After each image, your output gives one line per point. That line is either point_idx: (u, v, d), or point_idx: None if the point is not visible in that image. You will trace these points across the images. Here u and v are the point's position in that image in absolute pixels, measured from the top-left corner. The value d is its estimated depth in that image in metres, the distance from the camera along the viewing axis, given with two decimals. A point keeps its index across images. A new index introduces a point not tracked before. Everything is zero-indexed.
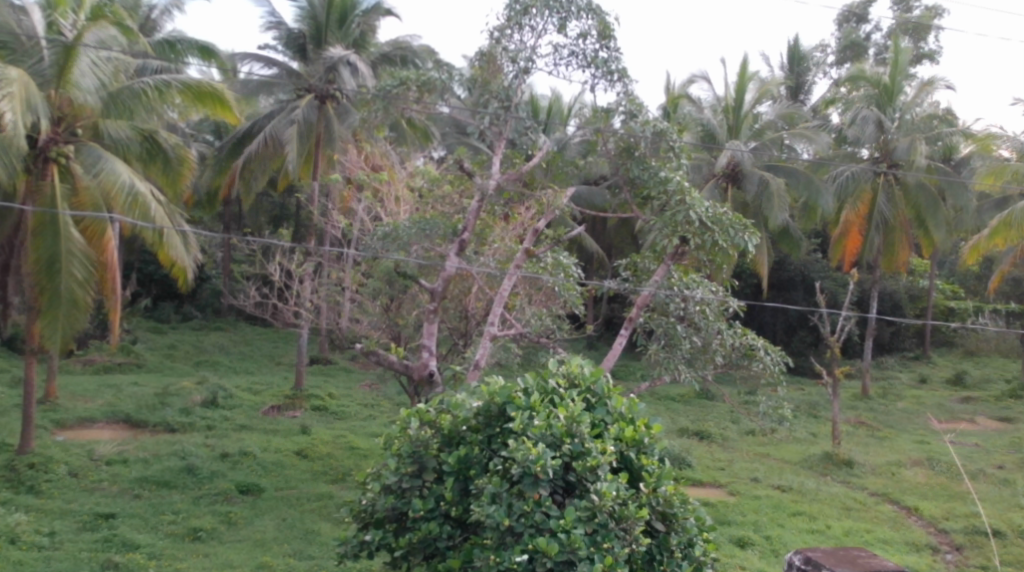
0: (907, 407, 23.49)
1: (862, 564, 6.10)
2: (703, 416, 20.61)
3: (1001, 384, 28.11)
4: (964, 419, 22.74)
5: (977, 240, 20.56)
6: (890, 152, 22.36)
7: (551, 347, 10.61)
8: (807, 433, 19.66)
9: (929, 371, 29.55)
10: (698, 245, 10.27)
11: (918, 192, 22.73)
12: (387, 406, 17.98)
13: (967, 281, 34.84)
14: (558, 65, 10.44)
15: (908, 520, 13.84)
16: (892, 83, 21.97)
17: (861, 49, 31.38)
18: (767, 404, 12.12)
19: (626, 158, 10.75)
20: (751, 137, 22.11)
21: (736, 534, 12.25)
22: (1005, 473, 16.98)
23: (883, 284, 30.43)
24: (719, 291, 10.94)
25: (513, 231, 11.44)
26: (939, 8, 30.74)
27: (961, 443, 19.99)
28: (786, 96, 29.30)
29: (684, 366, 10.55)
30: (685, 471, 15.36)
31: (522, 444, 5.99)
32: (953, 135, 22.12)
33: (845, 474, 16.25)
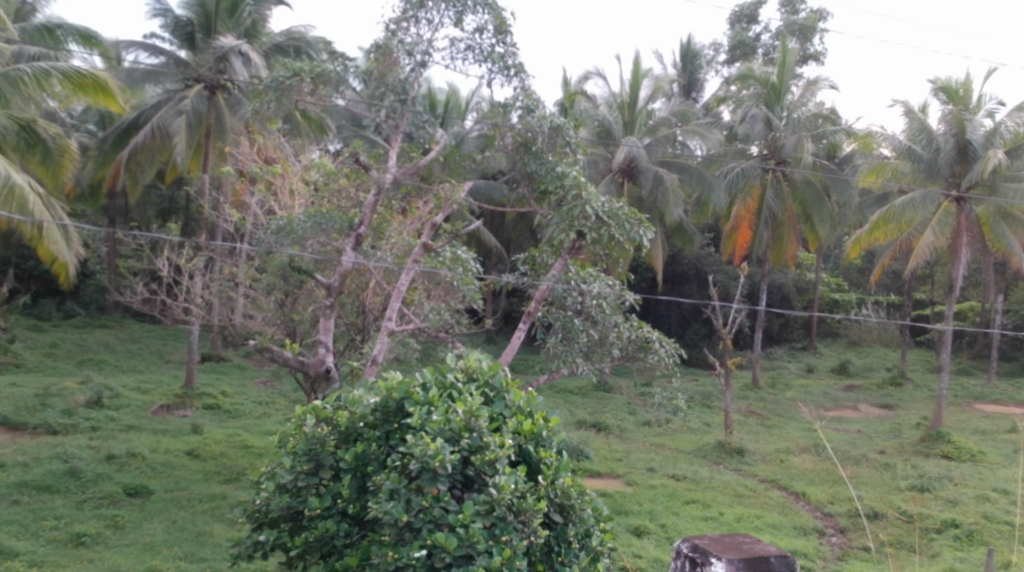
0: (795, 396, 24.29)
1: (748, 550, 6.27)
2: (600, 408, 20.88)
3: (882, 372, 29.34)
4: (847, 407, 23.64)
5: (858, 236, 21.34)
6: (779, 149, 23.18)
7: (450, 342, 10.58)
8: (700, 423, 20.14)
9: (815, 361, 30.61)
10: (595, 238, 10.38)
11: (805, 188, 23.54)
12: (282, 403, 17.67)
13: (850, 274, 36.22)
14: (455, 59, 10.40)
15: (796, 505, 14.31)
16: (780, 82, 22.63)
17: (749, 49, 32.24)
18: (662, 395, 12.36)
19: (524, 153, 10.81)
20: (646, 133, 22.51)
21: (632, 523, 12.47)
22: (886, 458, 17.74)
23: (772, 277, 31.38)
24: (616, 284, 11.08)
25: (411, 226, 11.27)
26: (824, 10, 31.82)
27: (845, 429, 20.78)
28: (678, 93, 29.87)
29: (582, 359, 10.66)
30: (583, 463, 15.54)
31: (421, 439, 5.93)
32: (838, 133, 23.03)
33: (737, 462, 16.70)
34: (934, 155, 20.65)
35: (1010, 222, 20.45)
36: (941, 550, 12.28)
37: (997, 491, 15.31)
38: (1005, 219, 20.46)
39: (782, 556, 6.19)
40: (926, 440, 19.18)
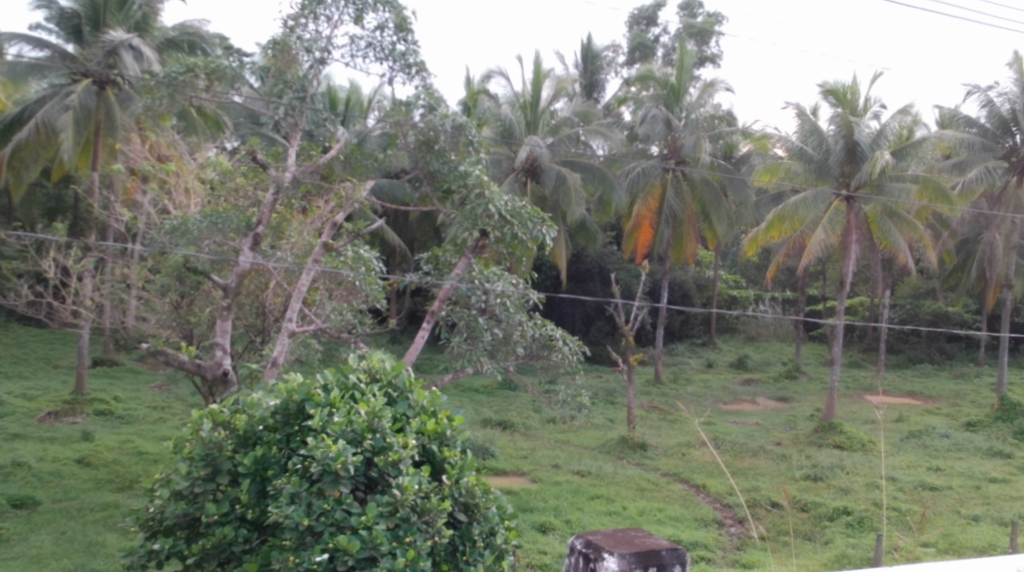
0: (695, 391, 24.80)
1: (640, 539, 6.15)
2: (505, 406, 20.96)
3: (778, 366, 30.22)
4: (745, 400, 24.27)
5: (755, 234, 21.76)
6: (678, 149, 23.73)
7: (353, 342, 10.46)
8: (604, 418, 20.39)
9: (715, 356, 31.34)
10: (498, 238, 10.44)
11: (703, 188, 24.05)
12: (179, 407, 17.23)
13: (747, 272, 37.11)
14: (356, 56, 10.27)
15: (697, 497, 14.63)
16: (678, 84, 23.11)
17: (648, 51, 32.77)
18: (566, 392, 12.50)
19: (426, 152, 10.77)
20: (548, 132, 22.58)
21: (538, 520, 12.55)
22: (783, 449, 18.28)
23: (673, 275, 31.98)
24: (519, 283, 11.13)
25: (312, 225, 11.06)
26: (720, 14, 32.58)
27: (742, 422, 21.31)
28: (580, 93, 30.16)
29: (486, 358, 10.67)
30: (489, 461, 15.56)
31: (322, 441, 5.63)
32: (734, 134, 23.63)
33: (640, 456, 16.97)
34: (824, 156, 21.35)
35: (895, 220, 21.29)
36: (834, 537, 12.70)
37: (886, 479, 15.93)
38: (891, 218, 21.30)
39: (674, 550, 6.09)
40: (820, 431, 19.81)
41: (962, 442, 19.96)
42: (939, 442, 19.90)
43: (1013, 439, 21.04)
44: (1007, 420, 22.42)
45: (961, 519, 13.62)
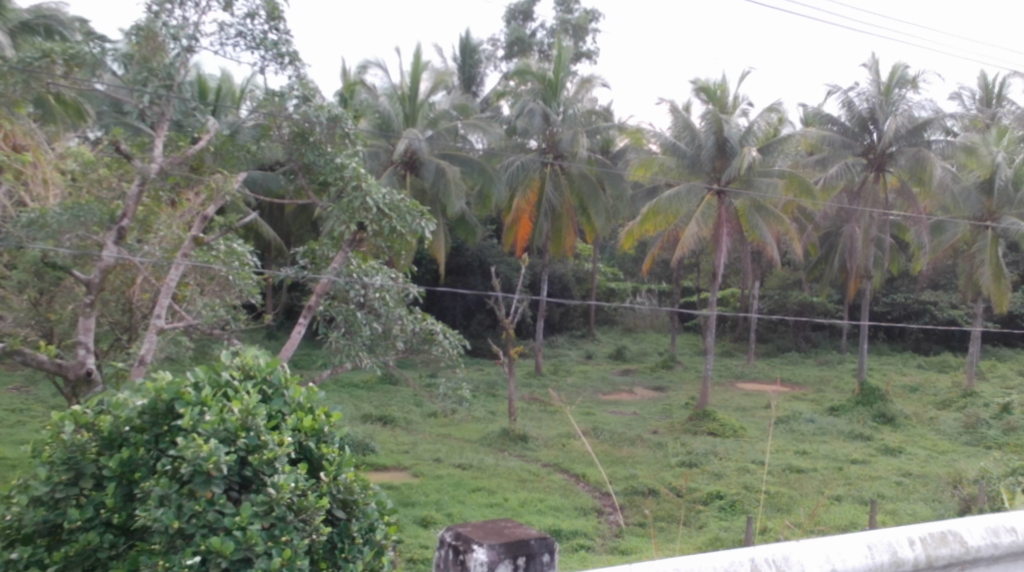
0: (574, 382, 25.15)
1: (508, 534, 4.82)
2: (385, 401, 20.80)
3: (654, 357, 30.92)
4: (624, 391, 24.76)
5: (631, 227, 22.01)
6: (556, 143, 24.10)
7: (226, 339, 10.22)
8: (485, 411, 20.46)
9: (594, 347, 31.86)
10: (376, 231, 10.23)
11: (581, 182, 24.50)
12: (40, 410, 16.47)
13: (625, 265, 37.83)
14: (225, 44, 9.99)
15: (577, 487, 14.85)
16: (556, 79, 23.46)
17: (526, 46, 32.98)
18: (448, 386, 12.50)
19: (301, 144, 10.59)
20: (427, 125, 22.23)
21: (418, 514, 12.50)
22: (659, 437, 18.72)
23: (552, 268, 32.38)
24: (398, 277, 11.08)
25: (182, 218, 10.66)
26: (596, 10, 33.05)
27: (620, 411, 21.70)
28: (459, 86, 30.13)
29: (365, 352, 10.53)
30: (369, 457, 15.42)
31: (191, 440, 4.73)
32: (610, 129, 24.01)
33: (520, 448, 17.10)
34: (697, 152, 21.90)
35: (763, 215, 22.02)
36: (707, 521, 13.09)
37: (755, 463, 16.52)
38: (759, 212, 22.05)
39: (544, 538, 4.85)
40: (694, 419, 20.39)
41: (826, 426, 20.86)
42: (805, 426, 20.75)
43: (872, 422, 22.10)
44: (867, 404, 23.56)
45: (826, 499, 14.22)
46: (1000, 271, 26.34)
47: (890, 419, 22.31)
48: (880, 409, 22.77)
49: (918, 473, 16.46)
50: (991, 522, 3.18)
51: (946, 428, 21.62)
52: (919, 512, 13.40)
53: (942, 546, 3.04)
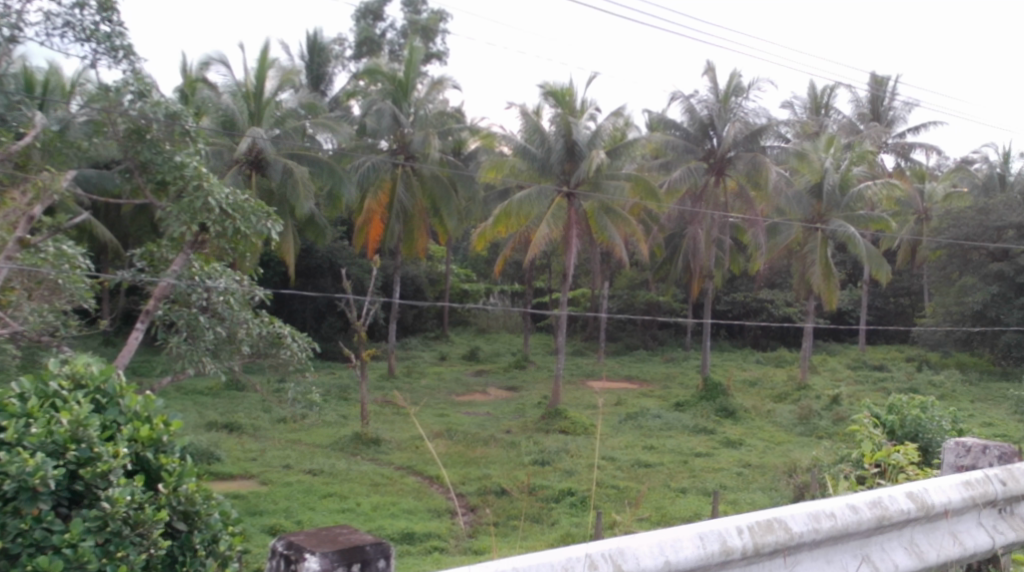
0: (428, 384, 25.07)
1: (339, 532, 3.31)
2: (232, 408, 20.17)
3: (507, 357, 31.23)
4: (477, 391, 24.87)
5: (483, 229, 21.98)
6: (407, 145, 23.99)
7: (56, 346, 9.65)
8: (336, 416, 20.14)
9: (447, 349, 31.85)
10: (219, 232, 9.85)
11: (433, 184, 24.38)
12: None
13: (478, 266, 38.01)
14: (51, 35, 9.47)
15: (430, 489, 14.77)
16: (407, 79, 23.40)
17: (375, 45, 32.68)
18: (297, 390, 12.28)
19: (137, 141, 10.14)
20: (274, 124, 21.74)
21: (267, 523, 12.16)
22: (512, 436, 18.91)
23: (405, 270, 32.23)
24: (243, 280, 10.71)
25: (5, 217, 9.90)
26: (445, 11, 33.07)
27: (474, 412, 21.74)
28: (307, 85, 29.59)
29: (208, 357, 10.21)
30: (214, 466, 14.93)
31: (16, 454, 4.26)
32: (462, 130, 24.00)
33: (373, 451, 16.93)
34: (546, 154, 22.19)
35: (611, 216, 22.57)
36: (560, 517, 13.30)
37: (605, 460, 16.90)
38: (608, 214, 22.59)
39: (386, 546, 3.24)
40: (546, 418, 20.71)
41: (672, 421, 21.54)
42: (653, 421, 21.37)
43: (715, 416, 22.97)
44: (710, 399, 24.47)
45: (672, 491, 14.68)
46: (830, 271, 27.88)
47: (732, 413, 23.24)
48: (722, 404, 23.67)
49: (758, 464, 17.22)
50: (812, 507, 3.33)
51: (782, 420, 22.71)
52: (758, 501, 14.03)
53: (766, 533, 3.17)
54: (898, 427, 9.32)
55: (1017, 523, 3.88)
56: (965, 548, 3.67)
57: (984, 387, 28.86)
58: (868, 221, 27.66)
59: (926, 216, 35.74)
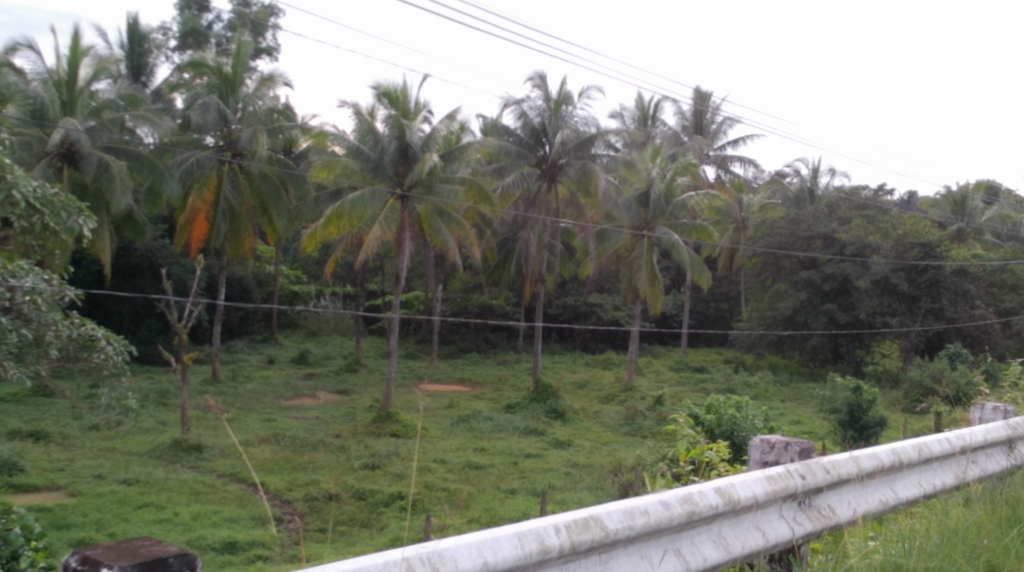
0: (254, 388, 24.35)
1: (133, 544, 3.13)
2: (38, 416, 18.95)
3: (339, 360, 30.81)
4: (306, 395, 24.39)
5: (314, 230, 21.48)
6: (234, 142, 23.29)
7: None
8: (154, 422, 19.27)
9: (275, 352, 31.07)
10: (24, 228, 9.23)
11: (262, 182, 23.73)
12: None
13: (308, 267, 37.34)
14: None
15: (254, 496, 14.31)
16: (234, 73, 22.74)
17: (201, 38, 31.57)
18: (112, 396, 11.73)
19: None
20: (88, 115, 20.70)
21: (74, 537, 11.49)
22: (341, 441, 18.64)
23: (232, 270, 31.30)
24: (52, 278, 10.14)
25: None
26: (276, 6, 32.32)
27: (302, 417, 21.28)
28: (126, 75, 28.27)
29: (12, 361, 9.46)
30: (17, 477, 13.99)
31: None
32: (293, 128, 23.48)
33: (194, 458, 16.33)
34: (380, 156, 21.98)
35: (444, 220, 22.67)
36: (388, 522, 13.17)
37: (435, 463, 16.88)
38: (441, 217, 22.69)
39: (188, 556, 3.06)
40: (377, 421, 20.56)
41: (503, 423, 21.75)
42: (483, 424, 21.51)
43: (545, 418, 23.36)
44: (540, 401, 24.89)
45: (501, 493, 14.82)
46: (655, 276, 28.91)
47: (561, 414, 23.72)
48: (552, 406, 24.12)
49: (585, 464, 17.62)
50: (627, 504, 3.43)
51: (609, 420, 23.35)
52: (585, 500, 14.38)
53: (584, 531, 3.23)
54: (715, 426, 9.72)
55: (814, 514, 4.11)
56: (768, 540, 3.87)
57: (794, 388, 30.62)
58: (690, 230, 28.84)
59: (743, 225, 37.57)
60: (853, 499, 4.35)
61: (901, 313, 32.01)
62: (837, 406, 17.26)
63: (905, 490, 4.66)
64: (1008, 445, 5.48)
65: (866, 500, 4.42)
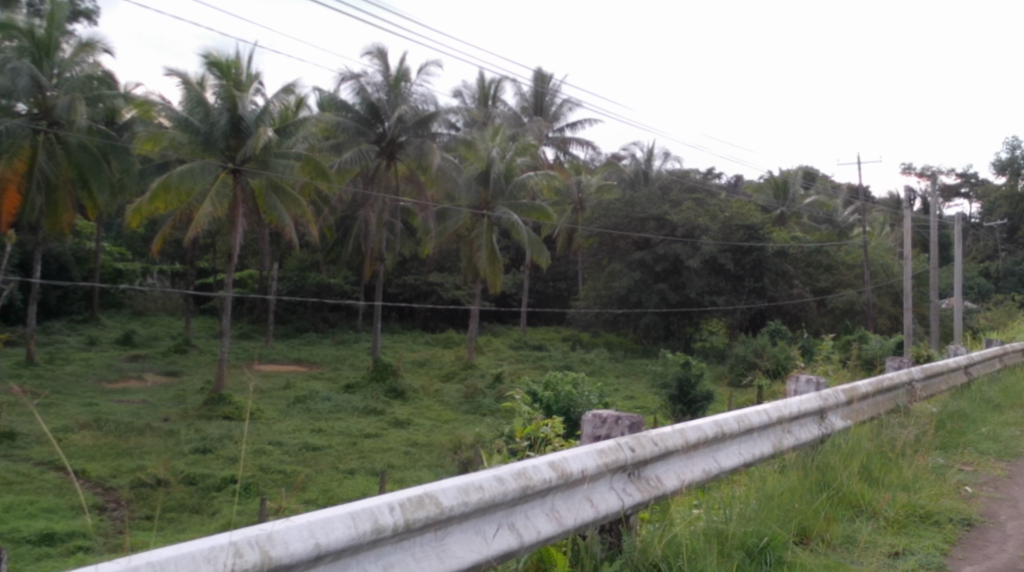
0: (74, 371, 23.11)
1: None
2: None
3: (167, 341, 29.65)
4: (131, 378, 23.34)
5: (139, 205, 20.53)
6: (50, 109, 21.93)
7: None
8: None
9: (98, 333, 29.56)
10: None
11: (81, 153, 22.47)
12: None
13: (134, 244, 35.66)
14: None
15: (73, 484, 13.56)
16: (48, 37, 21.50)
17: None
18: None
19: None
20: None
21: None
22: (170, 425, 17.93)
23: (49, 247, 29.66)
24: None
25: None
26: None
27: (127, 400, 20.34)
28: None
29: None
30: None
31: None
32: (115, 97, 22.39)
33: (7, 447, 15.35)
34: (210, 128, 21.18)
35: (279, 196, 22.12)
36: (221, 506, 12.78)
37: (270, 445, 16.49)
38: (276, 193, 22.12)
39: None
40: (209, 404, 19.93)
41: (341, 404, 21.48)
42: (321, 405, 21.16)
43: (384, 397, 23.21)
44: (379, 380, 24.73)
45: (339, 474, 14.66)
46: (494, 256, 29.16)
47: (401, 393, 23.63)
48: (391, 385, 24.02)
49: (425, 442, 17.64)
50: (462, 481, 3.44)
51: (449, 399, 23.44)
52: (424, 479, 14.39)
53: (418, 508, 3.22)
54: (553, 403, 9.87)
55: (643, 484, 4.25)
56: (599, 511, 3.96)
57: (628, 364, 31.62)
58: (529, 210, 29.20)
59: (581, 206, 38.22)
60: (679, 469, 4.51)
61: (727, 292, 33.61)
62: (668, 381, 17.93)
63: (727, 460, 4.87)
64: (820, 415, 5.83)
65: (691, 470, 4.59)
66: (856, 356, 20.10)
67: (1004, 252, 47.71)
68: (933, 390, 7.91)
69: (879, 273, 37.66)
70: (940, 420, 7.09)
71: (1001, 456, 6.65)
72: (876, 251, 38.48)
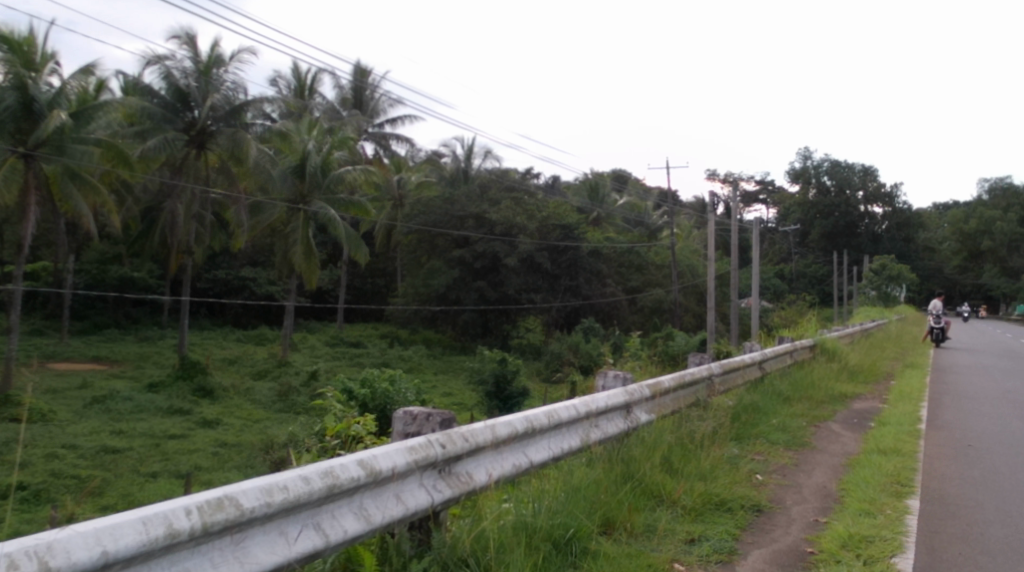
0: None
1: None
2: None
3: None
4: None
5: None
6: None
7: None
8: None
9: None
10: None
11: None
12: None
13: None
14: None
15: None
16: None
17: None
18: None
19: None
20: None
21: None
22: None
23: None
24: None
25: None
26: None
27: None
28: None
29: None
30: None
31: None
32: None
33: None
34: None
35: (76, 183, 20.90)
36: (6, 515, 11.89)
37: (64, 449, 15.51)
38: (74, 180, 20.88)
39: None
40: None
41: (144, 404, 20.47)
42: (122, 405, 20.11)
43: (191, 396, 22.33)
44: (185, 378, 23.76)
45: (140, 477, 13.98)
46: (309, 250, 28.58)
47: (209, 392, 22.82)
48: (199, 384, 23.14)
49: (234, 443, 17.06)
50: (266, 481, 3.33)
51: (261, 397, 22.79)
52: (233, 480, 13.94)
53: (217, 511, 3.09)
54: (369, 400, 9.75)
55: (453, 480, 4.25)
56: (408, 508, 3.93)
57: (445, 361, 31.75)
58: (346, 204, 28.74)
59: (400, 202, 37.77)
60: (488, 465, 4.54)
61: (544, 290, 34.26)
62: (485, 378, 18.13)
63: (536, 455, 4.95)
64: (626, 409, 6.02)
65: (501, 465, 4.63)
66: (663, 353, 21.02)
67: (797, 255, 51.03)
68: (730, 384, 8.32)
69: (685, 273, 39.48)
70: (736, 412, 7.45)
71: (790, 446, 7.09)
72: (682, 252, 40.31)
